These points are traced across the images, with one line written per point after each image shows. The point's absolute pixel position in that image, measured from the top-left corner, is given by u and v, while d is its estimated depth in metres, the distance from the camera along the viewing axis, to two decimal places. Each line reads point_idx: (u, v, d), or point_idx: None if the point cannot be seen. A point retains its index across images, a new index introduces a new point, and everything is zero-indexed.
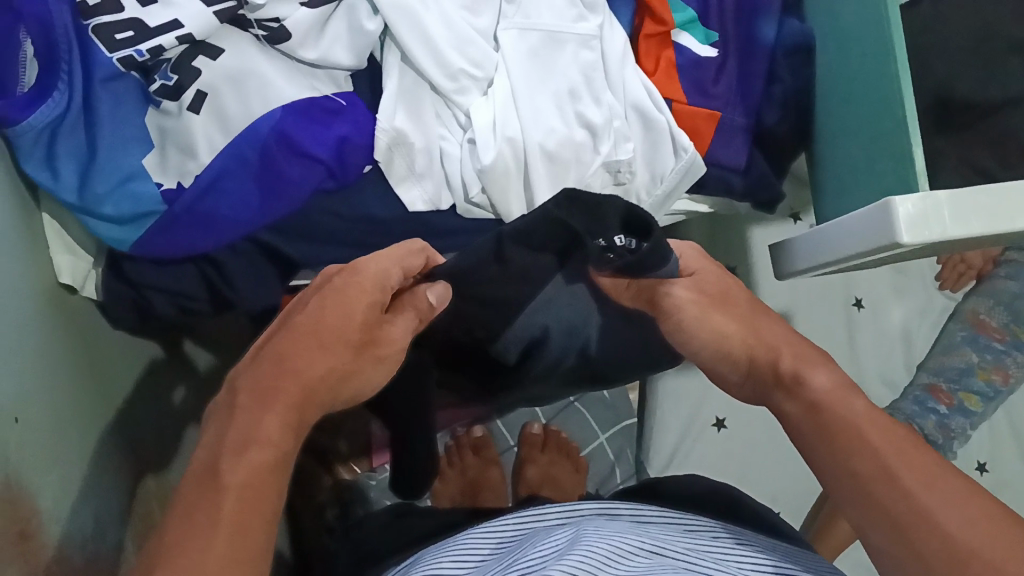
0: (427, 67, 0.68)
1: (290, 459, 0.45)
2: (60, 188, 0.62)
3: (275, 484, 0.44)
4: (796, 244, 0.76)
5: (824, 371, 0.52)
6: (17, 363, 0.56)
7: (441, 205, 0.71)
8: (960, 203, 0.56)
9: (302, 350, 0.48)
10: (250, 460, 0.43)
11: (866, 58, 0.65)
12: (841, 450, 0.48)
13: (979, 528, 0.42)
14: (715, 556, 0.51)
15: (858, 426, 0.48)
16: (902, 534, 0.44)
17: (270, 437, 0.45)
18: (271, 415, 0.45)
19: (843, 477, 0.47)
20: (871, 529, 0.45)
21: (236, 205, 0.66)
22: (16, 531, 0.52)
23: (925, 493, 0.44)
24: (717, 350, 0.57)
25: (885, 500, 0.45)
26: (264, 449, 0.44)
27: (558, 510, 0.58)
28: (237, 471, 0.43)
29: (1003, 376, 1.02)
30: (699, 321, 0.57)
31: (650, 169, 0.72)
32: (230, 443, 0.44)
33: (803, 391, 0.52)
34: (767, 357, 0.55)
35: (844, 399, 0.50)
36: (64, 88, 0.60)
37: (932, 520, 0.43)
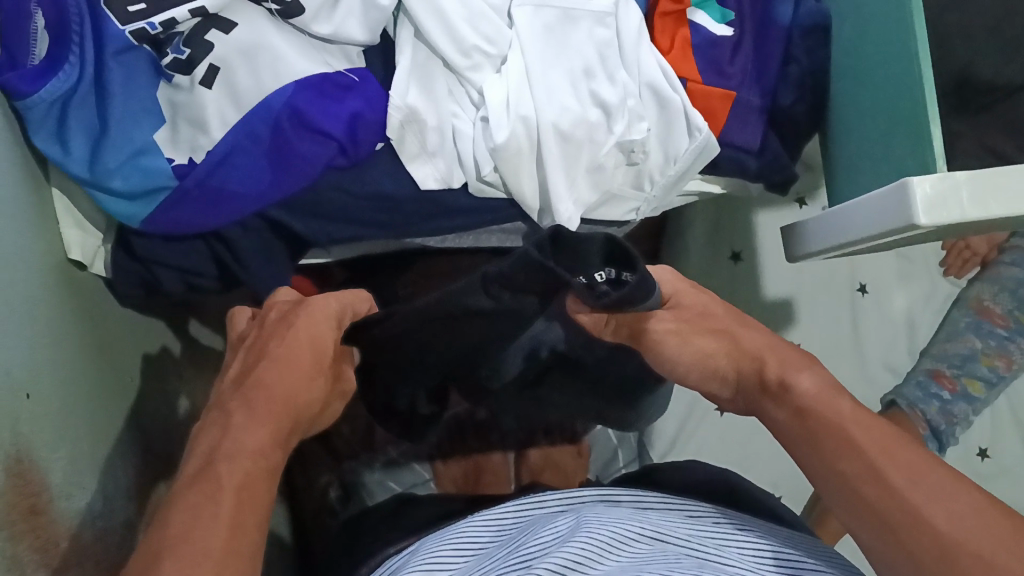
0: (440, 41, 0.67)
1: (275, 467, 0.45)
2: (70, 161, 0.62)
3: (267, 492, 0.44)
4: (809, 226, 0.76)
5: (810, 373, 0.52)
6: (27, 338, 0.56)
7: (453, 183, 0.70)
8: (980, 184, 0.55)
9: (283, 369, 0.50)
10: (244, 465, 0.43)
11: (884, 39, 0.64)
12: (830, 453, 0.47)
13: (969, 523, 0.41)
14: (716, 543, 0.51)
15: (842, 426, 0.48)
16: (893, 533, 0.43)
17: (256, 447, 0.45)
18: (259, 427, 0.46)
19: (831, 478, 0.47)
20: (861, 530, 0.45)
21: (245, 180, 0.65)
22: (25, 507, 0.52)
23: (913, 492, 0.43)
24: (703, 368, 0.57)
25: (874, 501, 0.44)
26: (254, 458, 0.44)
27: (557, 496, 0.58)
28: (234, 474, 0.43)
29: (1006, 362, 1.00)
30: (677, 342, 0.57)
31: (663, 149, 0.72)
32: (221, 451, 0.44)
33: (790, 396, 0.51)
34: (754, 368, 0.55)
35: (832, 400, 0.50)
36: (76, 61, 0.60)
37: (920, 515, 0.42)
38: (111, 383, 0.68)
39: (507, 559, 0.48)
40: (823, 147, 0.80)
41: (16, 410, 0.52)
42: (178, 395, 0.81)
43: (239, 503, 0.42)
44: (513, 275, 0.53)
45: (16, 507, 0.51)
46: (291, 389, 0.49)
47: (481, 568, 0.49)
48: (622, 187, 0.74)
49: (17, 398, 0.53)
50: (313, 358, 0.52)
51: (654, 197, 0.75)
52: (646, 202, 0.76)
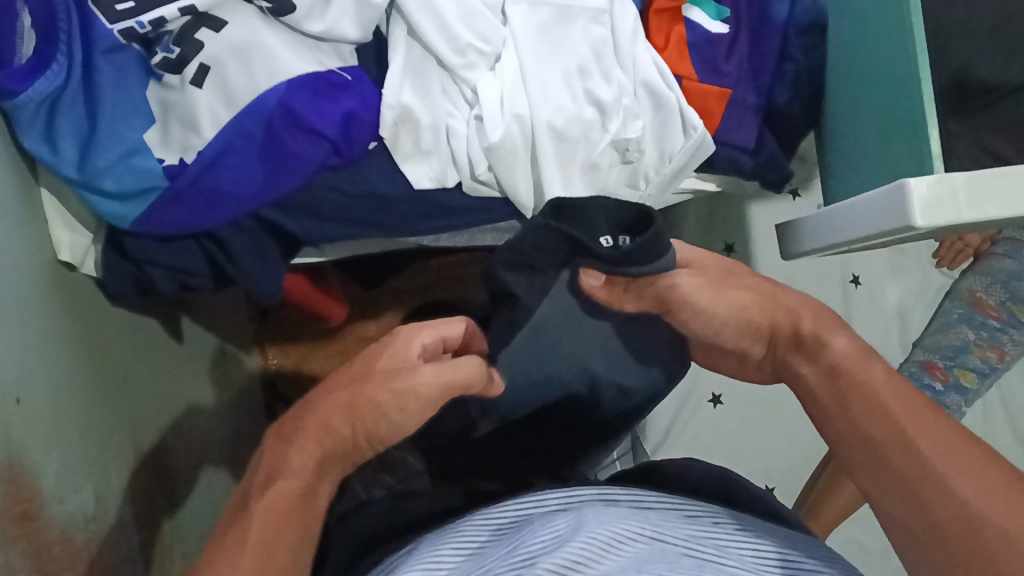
0: (436, 42, 0.66)
1: (314, 487, 0.49)
2: (60, 162, 0.60)
3: (301, 513, 0.48)
4: (805, 224, 0.76)
5: (845, 335, 0.51)
6: (17, 342, 0.55)
7: (447, 182, 0.70)
8: (976, 186, 0.55)
9: (324, 412, 0.51)
10: (274, 491, 0.48)
11: (880, 37, 0.64)
12: (858, 415, 0.47)
13: (994, 496, 0.41)
14: (715, 542, 0.51)
15: (872, 389, 0.48)
16: (915, 498, 0.43)
17: (291, 470, 0.49)
18: (295, 451, 0.50)
19: (855, 440, 0.47)
20: (882, 496, 0.45)
21: (239, 180, 0.64)
22: (17, 513, 0.51)
23: (936, 458, 0.43)
24: (741, 323, 0.54)
25: (897, 464, 0.45)
26: (285, 482, 0.48)
27: (557, 495, 0.57)
28: (266, 501, 0.47)
29: (999, 354, 1.01)
30: (709, 292, 0.55)
31: (658, 148, 0.71)
32: (261, 482, 0.49)
33: (823, 354, 0.51)
34: (787, 321, 0.53)
35: (863, 362, 0.49)
36: (64, 59, 0.59)
37: (945, 484, 0.42)
38: (105, 384, 0.67)
39: (506, 559, 0.47)
40: (819, 144, 0.80)
41: (7, 416, 0.52)
42: (172, 393, 0.81)
43: (266, 527, 0.46)
44: (526, 239, 0.62)
45: (9, 514, 0.51)
46: (324, 430, 0.50)
47: (480, 567, 0.48)
48: (618, 185, 0.73)
49: (8, 403, 0.52)
50: (350, 396, 0.51)
51: (650, 196, 0.74)
52: (641, 201, 0.75)
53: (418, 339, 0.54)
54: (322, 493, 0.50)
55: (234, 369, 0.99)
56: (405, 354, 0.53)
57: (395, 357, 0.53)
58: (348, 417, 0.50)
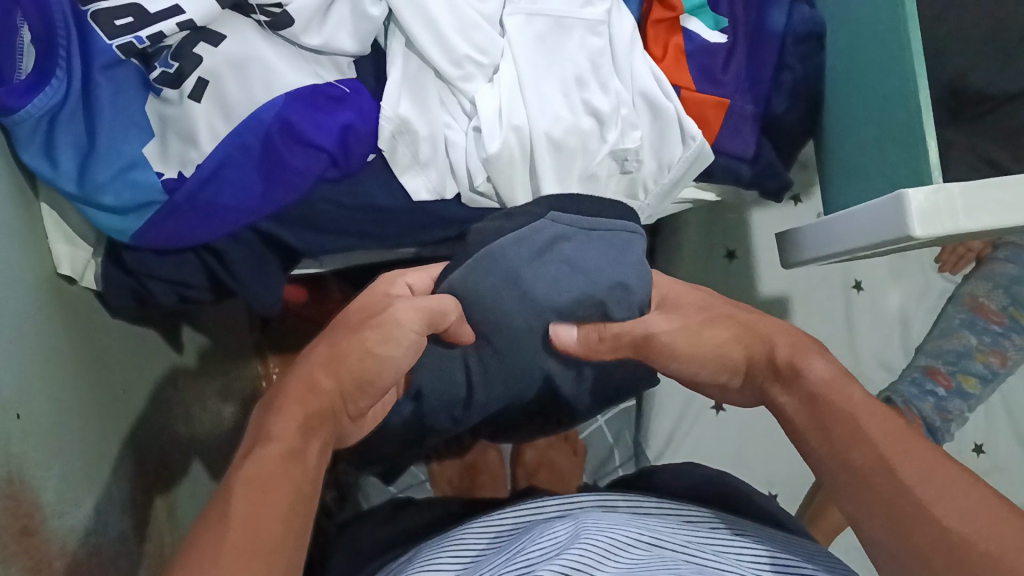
0: (432, 52, 0.66)
1: (303, 450, 0.47)
2: (59, 177, 0.61)
3: (292, 474, 0.45)
4: (803, 234, 0.76)
5: (821, 360, 0.52)
6: (17, 359, 0.55)
7: (446, 193, 0.70)
8: (973, 196, 0.55)
9: (300, 375, 0.51)
10: (262, 456, 0.45)
11: (878, 48, 0.64)
12: (840, 441, 0.47)
13: (979, 520, 0.41)
14: (713, 548, 0.51)
15: (856, 417, 0.48)
16: (900, 524, 0.43)
17: (273, 437, 0.47)
18: (278, 419, 0.48)
19: (840, 466, 0.47)
20: (865, 519, 0.45)
21: (238, 194, 0.65)
22: (17, 529, 0.52)
23: (922, 486, 0.43)
24: (718, 361, 0.56)
25: (882, 491, 0.44)
26: (270, 445, 0.46)
27: (556, 501, 0.57)
28: (251, 467, 0.45)
29: (1001, 359, 1.01)
30: (689, 337, 0.56)
31: (657, 157, 0.71)
32: (245, 449, 0.47)
33: (801, 380, 0.51)
34: (764, 350, 0.55)
35: (841, 389, 0.50)
36: (62, 75, 0.59)
37: (928, 509, 0.42)
38: (106, 396, 0.67)
39: (507, 565, 0.48)
40: (818, 152, 0.80)
41: (7, 431, 0.52)
42: (174, 404, 0.81)
43: (257, 492, 0.43)
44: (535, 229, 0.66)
45: (9, 530, 0.51)
46: (308, 385, 0.50)
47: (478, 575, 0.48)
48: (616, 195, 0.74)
49: (8, 419, 0.52)
50: (332, 354, 0.52)
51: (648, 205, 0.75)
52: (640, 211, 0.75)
53: (402, 279, 0.63)
54: (312, 457, 0.48)
55: (235, 380, 0.99)
56: (381, 303, 0.58)
57: (373, 309, 0.56)
58: (329, 369, 0.51)
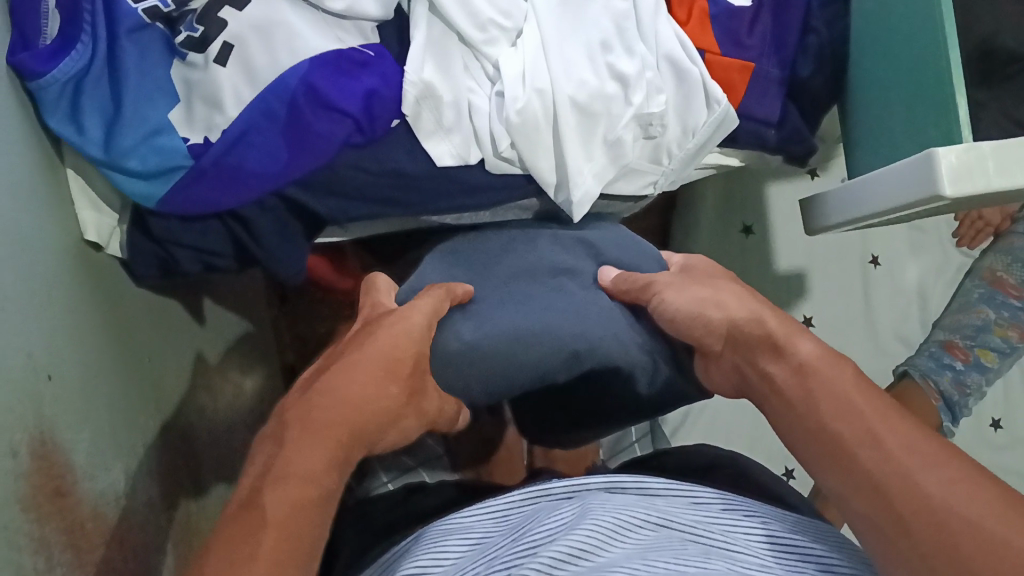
0: (456, 15, 0.66)
1: (328, 493, 0.44)
2: (86, 142, 0.61)
3: (315, 516, 0.43)
4: (829, 200, 0.75)
5: (812, 339, 0.50)
6: (48, 318, 0.56)
7: (470, 159, 0.69)
8: (1005, 154, 0.54)
9: (324, 404, 0.47)
10: (287, 494, 0.42)
11: (908, 7, 0.63)
12: (828, 415, 0.46)
13: (958, 489, 0.40)
14: (724, 529, 0.50)
15: (843, 392, 0.46)
16: (881, 497, 0.41)
17: (303, 471, 0.44)
18: (308, 450, 0.45)
19: (825, 442, 0.45)
20: (850, 497, 0.43)
21: (263, 159, 0.64)
22: (51, 490, 0.52)
23: (906, 455, 0.42)
24: (697, 315, 0.56)
25: (866, 461, 0.43)
26: (299, 486, 0.43)
27: (564, 483, 0.56)
28: (275, 506, 0.42)
29: (1020, 333, 0.99)
30: (673, 289, 0.59)
31: (681, 122, 0.71)
32: (267, 477, 0.43)
33: (790, 357, 0.50)
34: (745, 316, 0.54)
35: (834, 365, 0.48)
36: (87, 40, 0.60)
37: (913, 480, 0.41)
38: (132, 364, 0.68)
39: (511, 548, 0.47)
40: (841, 118, 0.79)
41: (38, 393, 0.52)
42: (195, 373, 0.81)
43: (279, 536, 0.41)
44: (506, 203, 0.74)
45: (43, 490, 0.51)
46: (336, 417, 0.47)
47: (482, 558, 0.48)
48: (640, 161, 0.73)
49: (40, 380, 0.53)
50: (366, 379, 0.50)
51: (671, 170, 0.74)
52: (664, 176, 0.75)
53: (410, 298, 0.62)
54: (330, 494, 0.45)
55: (257, 353, 0.99)
56: (417, 344, 0.54)
57: (407, 342, 0.54)
58: (356, 412, 0.48)
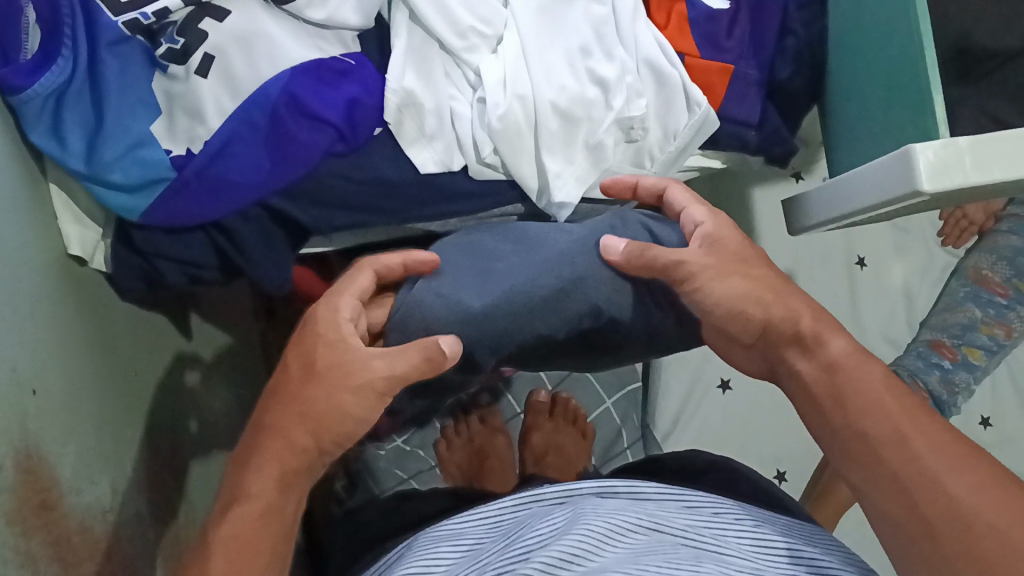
0: (436, 23, 0.67)
1: (279, 503, 0.50)
2: (68, 155, 0.61)
3: (263, 530, 0.49)
4: (811, 200, 0.76)
5: (845, 336, 0.52)
6: (32, 333, 0.56)
7: (453, 166, 0.70)
8: (981, 150, 0.55)
9: (276, 419, 0.52)
10: (237, 516, 0.49)
11: (882, 5, 0.63)
12: (855, 412, 0.48)
13: (982, 490, 0.42)
14: (713, 532, 0.50)
15: (872, 389, 0.48)
16: (906, 494, 0.44)
17: (249, 493, 0.49)
18: (255, 472, 0.50)
19: (851, 438, 0.48)
20: (874, 493, 0.46)
21: (245, 169, 0.64)
22: (37, 503, 0.52)
23: (931, 455, 0.44)
24: (731, 311, 0.55)
25: (890, 460, 0.45)
26: (245, 507, 0.49)
27: (555, 488, 0.56)
28: (225, 528, 0.48)
29: (1006, 330, 1.00)
30: (711, 278, 0.55)
31: (662, 125, 0.71)
32: (229, 498, 0.50)
33: (820, 353, 0.52)
34: (785, 321, 0.54)
35: (863, 363, 0.50)
36: (68, 53, 0.60)
37: (938, 482, 0.43)
38: (118, 378, 0.68)
39: (504, 554, 0.47)
40: (821, 118, 0.80)
41: (22, 407, 0.52)
42: (183, 387, 0.81)
43: (232, 549, 0.47)
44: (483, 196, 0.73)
45: (29, 503, 0.51)
46: (280, 434, 0.51)
47: (478, 563, 0.48)
48: (623, 165, 0.73)
49: (25, 394, 0.53)
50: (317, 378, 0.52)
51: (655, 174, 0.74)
52: None
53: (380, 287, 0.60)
54: (288, 514, 0.50)
55: (246, 366, 0.99)
56: (342, 339, 0.54)
57: (340, 334, 0.54)
58: (306, 427, 0.51)
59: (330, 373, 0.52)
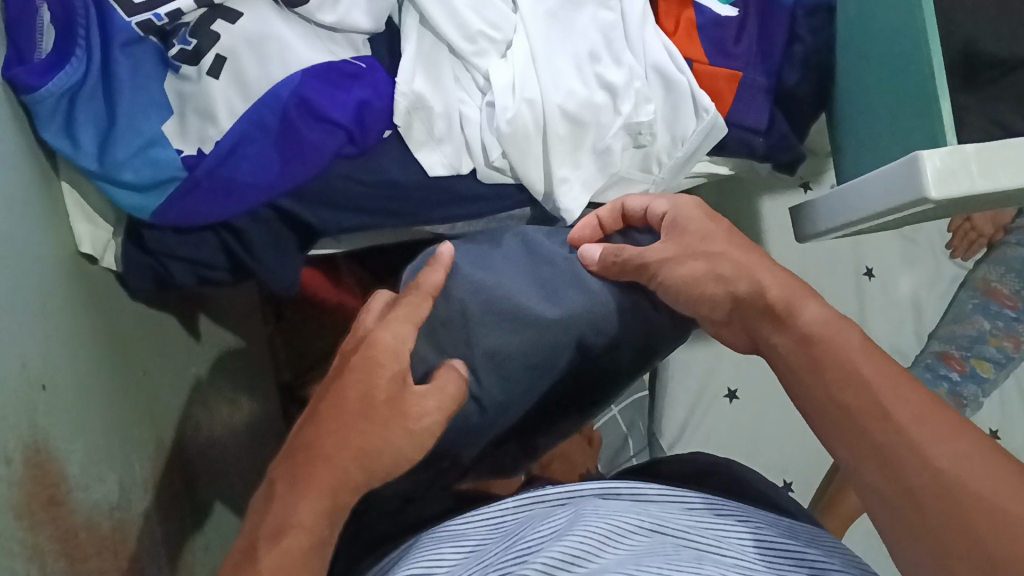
0: (445, 28, 0.68)
1: (324, 541, 0.46)
2: (80, 154, 0.62)
3: (310, 568, 0.44)
4: (818, 205, 0.76)
5: (817, 304, 0.52)
6: (42, 329, 0.56)
7: (461, 169, 0.70)
8: (987, 157, 0.55)
9: (327, 439, 0.49)
10: (283, 547, 0.44)
11: (889, 12, 0.64)
12: (834, 383, 0.47)
13: (969, 460, 0.40)
14: (715, 534, 0.50)
15: (844, 357, 0.47)
16: (890, 466, 0.43)
17: (299, 523, 0.45)
18: (303, 501, 0.46)
19: (833, 411, 0.46)
20: (861, 467, 0.44)
21: (255, 170, 0.65)
22: (44, 498, 0.52)
23: (913, 425, 0.43)
24: (693, 294, 0.57)
25: (873, 431, 0.44)
26: (291, 538, 0.45)
27: (556, 489, 0.55)
28: (266, 561, 0.44)
29: (1015, 342, 1.02)
30: (674, 265, 0.59)
31: (670, 130, 0.72)
32: (266, 530, 0.45)
33: (794, 324, 0.51)
34: (748, 288, 0.55)
35: (838, 328, 0.49)
36: (81, 54, 0.61)
37: (920, 453, 0.42)
38: (126, 375, 0.68)
39: (503, 555, 0.47)
40: (829, 125, 0.80)
41: (32, 402, 0.53)
42: (191, 387, 0.81)
43: None
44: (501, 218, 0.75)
45: (36, 498, 0.52)
46: (338, 459, 0.48)
47: (479, 563, 0.48)
48: (630, 170, 0.74)
49: (34, 389, 0.53)
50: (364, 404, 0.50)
51: (663, 179, 0.75)
52: (655, 185, 0.75)
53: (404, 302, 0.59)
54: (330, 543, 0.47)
55: (253, 368, 0.99)
56: (400, 371, 0.52)
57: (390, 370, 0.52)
58: (355, 459, 0.48)
59: (356, 409, 0.50)
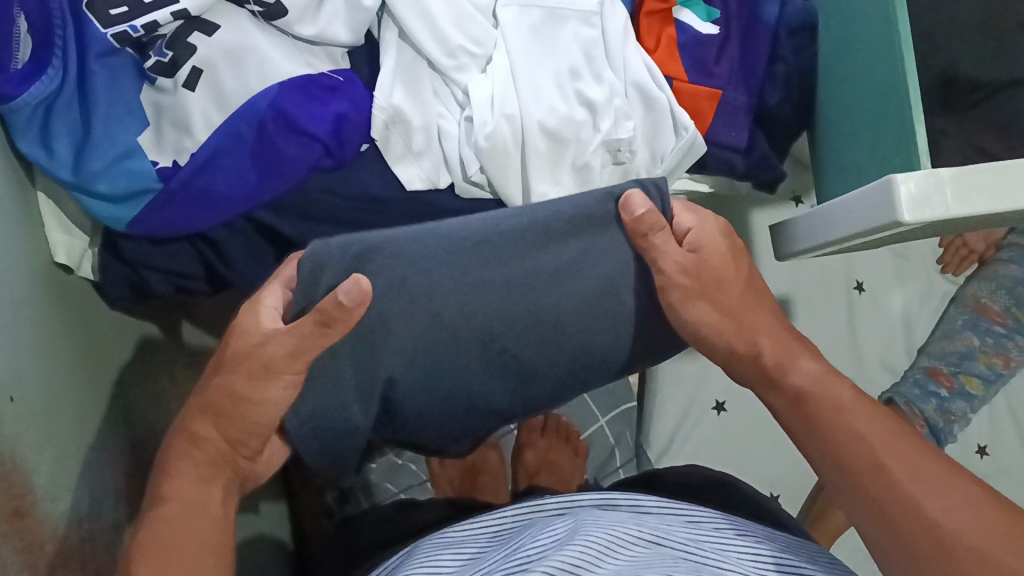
0: (426, 42, 0.67)
1: (200, 509, 0.51)
2: (55, 164, 0.62)
3: (187, 534, 0.50)
4: (798, 226, 0.75)
5: (809, 361, 0.57)
6: (12, 341, 0.56)
7: (440, 183, 0.70)
8: (963, 181, 0.54)
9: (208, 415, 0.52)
10: (160, 519, 0.50)
11: (869, 35, 0.63)
12: (829, 435, 0.53)
13: (978, 528, 0.46)
14: (715, 547, 0.50)
15: (845, 419, 0.53)
16: (893, 526, 0.48)
17: (172, 498, 0.51)
18: (177, 478, 0.52)
19: (837, 470, 0.52)
20: (859, 518, 0.51)
21: (233, 182, 0.65)
22: (10, 509, 0.52)
23: (908, 483, 0.49)
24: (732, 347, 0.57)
25: (873, 492, 0.50)
26: (164, 510, 0.51)
27: (555, 499, 0.56)
28: (146, 535, 0.50)
29: (1005, 360, 1.00)
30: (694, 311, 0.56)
31: (650, 148, 0.71)
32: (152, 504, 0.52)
33: (787, 384, 0.56)
34: (746, 350, 0.57)
35: (831, 387, 0.55)
36: (59, 64, 0.60)
37: (925, 513, 0.47)
38: (99, 384, 0.68)
39: (506, 563, 0.47)
40: (811, 143, 0.80)
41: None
42: (168, 394, 0.81)
43: (158, 556, 0.48)
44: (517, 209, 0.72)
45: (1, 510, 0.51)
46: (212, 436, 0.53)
47: (479, 571, 0.48)
48: None
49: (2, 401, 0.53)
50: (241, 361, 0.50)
51: None
52: None
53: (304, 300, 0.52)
54: (214, 511, 0.52)
55: None
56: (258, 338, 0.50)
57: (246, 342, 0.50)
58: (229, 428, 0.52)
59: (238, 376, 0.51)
